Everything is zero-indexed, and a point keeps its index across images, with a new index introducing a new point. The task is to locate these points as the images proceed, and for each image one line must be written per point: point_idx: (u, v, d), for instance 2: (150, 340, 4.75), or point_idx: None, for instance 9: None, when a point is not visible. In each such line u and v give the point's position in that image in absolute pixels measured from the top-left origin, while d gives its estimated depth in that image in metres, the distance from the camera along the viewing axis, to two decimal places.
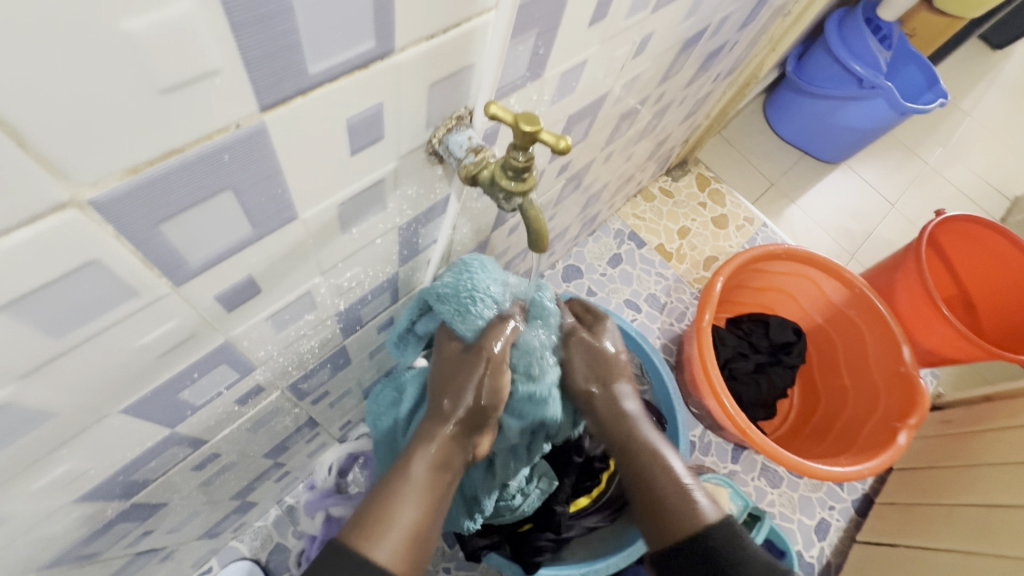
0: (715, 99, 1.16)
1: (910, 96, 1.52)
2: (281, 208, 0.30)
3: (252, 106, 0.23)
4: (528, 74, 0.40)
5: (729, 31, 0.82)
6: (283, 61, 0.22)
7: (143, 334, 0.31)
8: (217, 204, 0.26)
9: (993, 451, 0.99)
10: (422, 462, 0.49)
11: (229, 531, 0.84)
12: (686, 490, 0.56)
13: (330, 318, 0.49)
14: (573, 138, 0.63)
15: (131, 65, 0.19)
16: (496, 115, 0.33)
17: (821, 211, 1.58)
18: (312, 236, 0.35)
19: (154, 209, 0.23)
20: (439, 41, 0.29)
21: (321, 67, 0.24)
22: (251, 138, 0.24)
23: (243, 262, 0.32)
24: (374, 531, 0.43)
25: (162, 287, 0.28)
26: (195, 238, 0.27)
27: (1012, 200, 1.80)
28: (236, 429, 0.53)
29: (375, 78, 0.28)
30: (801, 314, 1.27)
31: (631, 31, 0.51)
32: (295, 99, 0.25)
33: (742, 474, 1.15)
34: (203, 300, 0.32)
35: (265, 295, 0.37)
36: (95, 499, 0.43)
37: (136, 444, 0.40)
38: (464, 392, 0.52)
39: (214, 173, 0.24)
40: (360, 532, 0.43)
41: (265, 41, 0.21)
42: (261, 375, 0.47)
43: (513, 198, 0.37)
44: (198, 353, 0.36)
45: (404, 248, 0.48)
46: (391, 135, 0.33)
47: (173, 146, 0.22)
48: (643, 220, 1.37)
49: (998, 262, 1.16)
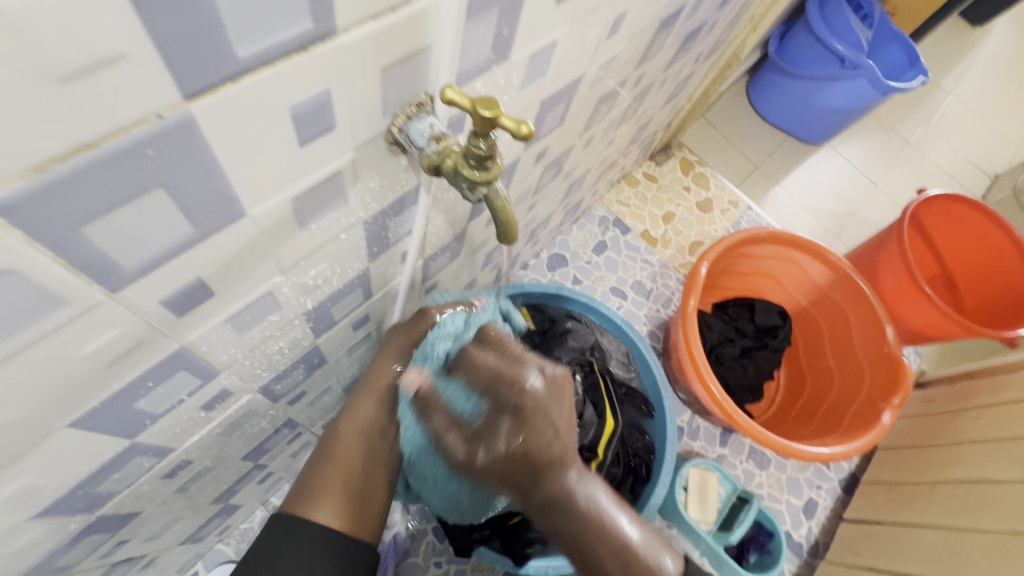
0: (696, 81, 1.14)
1: (892, 75, 1.51)
2: (226, 204, 0.28)
3: (174, 96, 0.21)
4: (493, 57, 0.38)
5: (708, 10, 0.80)
6: (205, 45, 0.20)
7: (83, 344, 0.29)
8: (148, 203, 0.24)
9: (975, 427, 1.01)
10: (353, 447, 0.49)
11: (214, 534, 0.83)
12: (640, 550, 0.52)
13: (298, 318, 0.47)
14: (548, 124, 0.61)
15: (17, 49, 0.17)
16: (453, 100, 0.31)
17: (805, 193, 1.58)
18: (267, 234, 0.33)
19: (70, 211, 0.22)
20: (388, 22, 0.27)
21: (251, 51, 0.22)
22: (178, 130, 0.22)
23: (189, 263, 0.30)
24: (312, 500, 0.46)
25: (97, 293, 0.26)
26: (126, 241, 0.25)
27: (993, 176, 1.81)
28: (207, 434, 0.51)
29: (318, 62, 0.26)
30: (787, 297, 1.27)
31: (602, 11, 0.49)
32: (225, 86, 0.23)
33: (730, 458, 1.15)
34: (147, 305, 0.30)
35: (220, 296, 0.35)
36: (56, 514, 0.41)
37: (94, 457, 0.38)
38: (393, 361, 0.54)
39: (138, 169, 0.23)
40: (301, 499, 0.46)
41: (181, 22, 0.19)
42: (227, 379, 0.45)
43: (478, 187, 0.35)
44: (151, 361, 0.34)
45: (372, 243, 0.46)
46: (344, 124, 0.31)
47: (84, 141, 0.20)
48: (627, 206, 1.36)
49: (980, 239, 1.16)
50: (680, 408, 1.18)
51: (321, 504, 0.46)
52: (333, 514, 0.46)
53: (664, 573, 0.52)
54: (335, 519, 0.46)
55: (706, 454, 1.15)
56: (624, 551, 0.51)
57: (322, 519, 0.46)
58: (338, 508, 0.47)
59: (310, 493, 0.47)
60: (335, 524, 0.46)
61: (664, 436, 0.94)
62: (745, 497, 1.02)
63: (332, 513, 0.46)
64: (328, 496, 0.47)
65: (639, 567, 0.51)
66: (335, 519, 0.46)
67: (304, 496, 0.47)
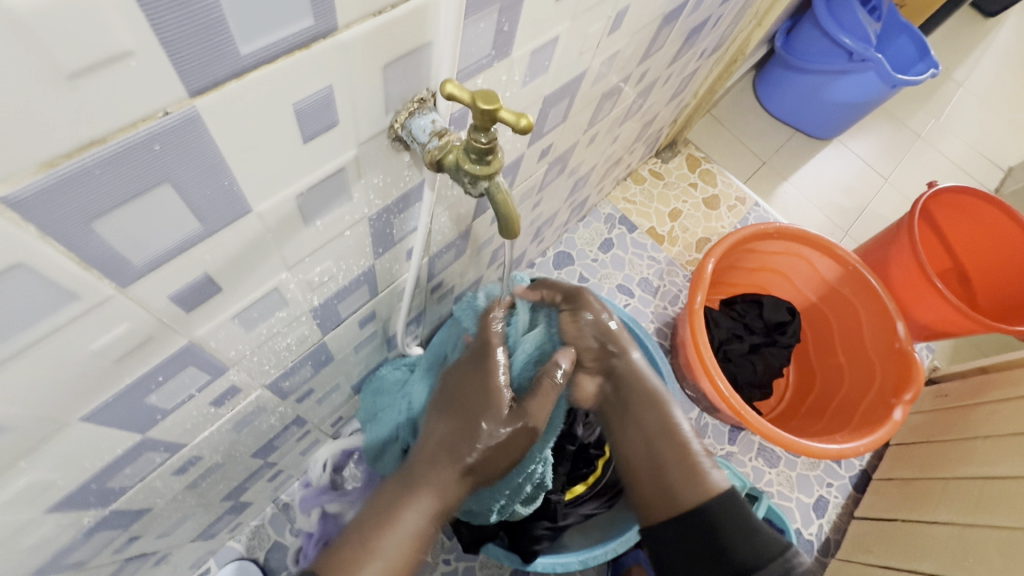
0: (701, 76, 1.14)
1: (901, 68, 1.50)
2: (232, 200, 0.29)
3: (179, 92, 0.22)
4: (494, 53, 0.39)
5: (712, 5, 0.80)
6: (207, 42, 0.21)
7: (93, 339, 0.29)
8: (155, 199, 0.25)
9: (989, 423, 0.99)
10: (417, 511, 0.50)
11: (225, 531, 0.84)
12: (697, 460, 0.59)
13: (305, 314, 0.47)
14: (551, 121, 0.61)
15: (25, 47, 0.17)
16: (452, 94, 0.31)
17: (814, 189, 1.57)
18: (272, 230, 0.34)
19: (80, 206, 0.22)
20: (388, 18, 0.28)
21: (253, 48, 0.23)
22: (183, 127, 0.23)
23: (196, 260, 0.30)
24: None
25: (106, 288, 0.27)
26: (134, 237, 0.26)
27: (1007, 169, 1.78)
28: (217, 430, 0.52)
29: (320, 59, 0.26)
30: (796, 293, 1.26)
31: (604, 6, 0.49)
32: (229, 83, 0.23)
33: (739, 455, 1.15)
34: (156, 301, 0.30)
35: (228, 292, 0.35)
36: (69, 508, 0.42)
37: (106, 452, 0.39)
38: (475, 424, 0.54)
39: (145, 166, 0.23)
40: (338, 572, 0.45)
41: (185, 20, 0.20)
42: (236, 375, 0.46)
43: (479, 182, 0.35)
44: (161, 356, 0.35)
45: (377, 240, 0.47)
46: (347, 120, 0.31)
47: (91, 137, 0.20)
48: (633, 204, 1.36)
49: (993, 233, 1.14)
50: (689, 405, 1.17)
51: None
52: None
53: (717, 485, 0.58)
54: None
55: (715, 451, 1.14)
56: (682, 458, 0.59)
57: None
58: None
59: (349, 568, 0.45)
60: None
61: None
62: (754, 494, 1.01)
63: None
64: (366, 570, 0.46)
65: (696, 477, 0.58)
66: None
67: (341, 567, 0.46)
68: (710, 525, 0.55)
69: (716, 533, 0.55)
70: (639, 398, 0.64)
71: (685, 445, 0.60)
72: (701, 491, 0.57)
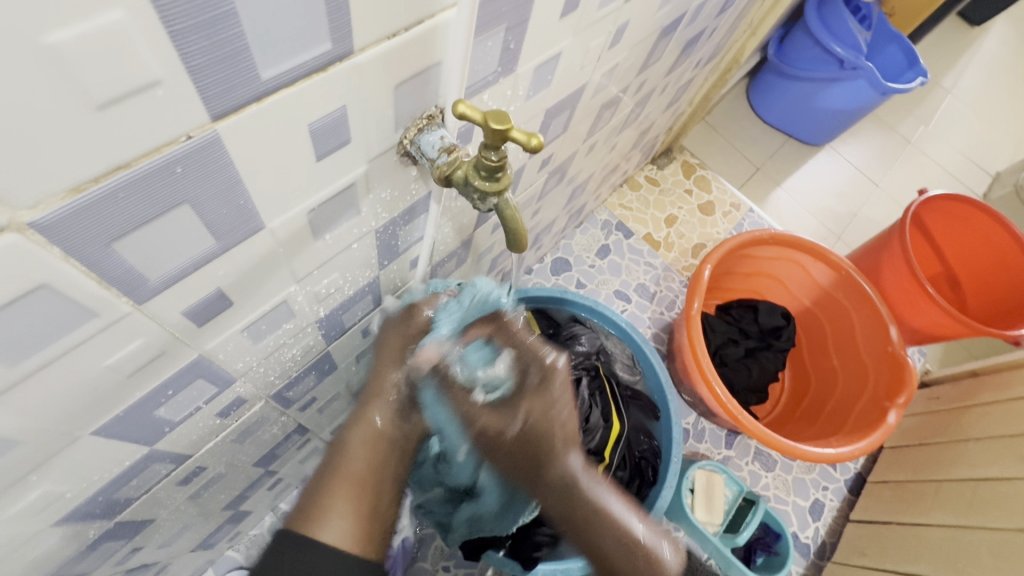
0: (697, 85, 1.15)
1: (892, 76, 1.52)
2: (246, 218, 0.29)
3: (202, 117, 0.22)
4: (500, 70, 0.39)
5: (708, 16, 0.81)
6: (231, 68, 0.21)
7: (108, 355, 0.29)
8: (175, 219, 0.25)
9: (981, 426, 1.01)
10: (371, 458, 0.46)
11: (224, 540, 0.84)
12: (641, 544, 0.53)
13: (311, 325, 0.48)
14: (552, 132, 0.62)
15: (60, 79, 0.18)
16: (465, 114, 0.32)
17: (807, 194, 1.59)
18: (283, 245, 0.34)
19: (103, 228, 0.23)
20: (402, 40, 0.28)
21: (274, 72, 0.23)
22: (205, 149, 0.23)
23: (210, 275, 0.31)
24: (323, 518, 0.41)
25: (123, 305, 0.27)
26: (153, 256, 0.26)
27: (994, 175, 1.81)
28: (222, 441, 0.52)
29: (337, 81, 0.27)
30: (790, 298, 1.28)
31: (606, 21, 0.50)
32: (250, 106, 0.24)
33: (736, 459, 1.16)
34: (170, 316, 0.31)
35: (238, 306, 0.36)
36: (75, 521, 0.42)
37: (114, 464, 0.39)
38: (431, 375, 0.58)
39: (166, 187, 0.24)
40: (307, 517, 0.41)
41: (211, 49, 0.20)
42: (241, 387, 0.46)
43: (488, 199, 0.36)
44: (171, 370, 0.35)
45: (382, 251, 0.47)
46: (358, 138, 0.32)
47: (117, 162, 0.21)
48: (630, 210, 1.37)
49: (982, 239, 1.16)
50: (685, 410, 1.18)
51: (330, 521, 0.41)
52: (343, 532, 0.41)
53: (666, 566, 0.53)
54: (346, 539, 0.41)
55: (712, 455, 1.15)
56: (628, 550, 0.53)
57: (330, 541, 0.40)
58: (344, 529, 0.41)
59: (313, 512, 0.42)
60: (345, 544, 0.41)
61: (670, 438, 0.95)
62: (751, 499, 1.02)
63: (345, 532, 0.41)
64: (336, 509, 0.42)
65: (643, 569, 0.52)
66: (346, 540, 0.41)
67: (312, 515, 0.41)
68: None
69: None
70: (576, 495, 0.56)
71: (628, 536, 0.54)
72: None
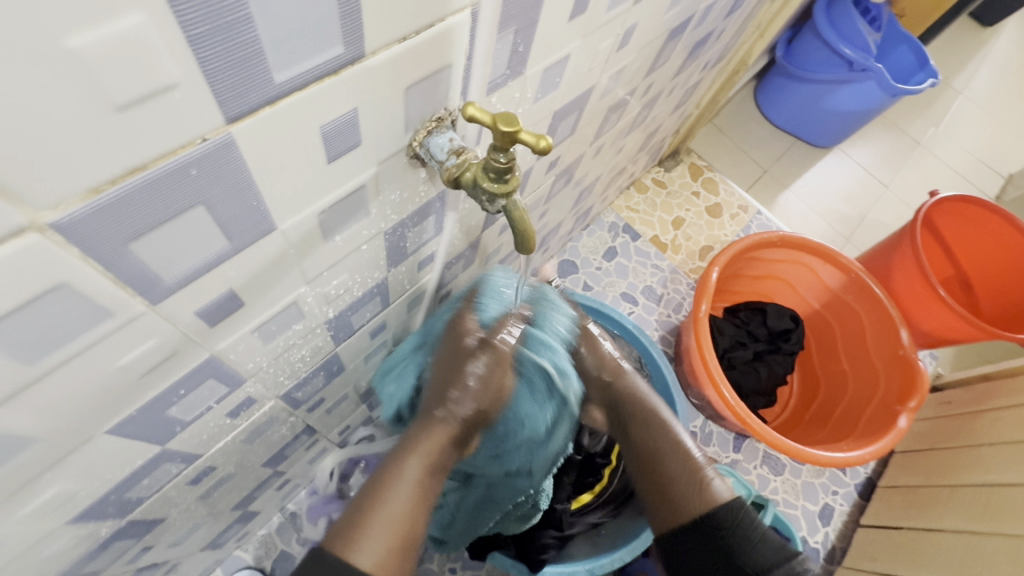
0: (704, 87, 1.15)
1: (902, 78, 1.51)
2: (258, 219, 0.30)
3: (217, 119, 0.22)
4: (509, 72, 0.40)
5: (716, 19, 0.81)
6: (245, 71, 0.22)
7: (122, 354, 0.30)
8: (189, 220, 0.26)
9: (994, 431, 0.99)
10: (409, 480, 0.49)
11: (233, 540, 0.84)
12: (699, 472, 0.62)
13: (320, 326, 0.48)
14: (560, 134, 0.62)
15: (81, 82, 0.18)
16: (474, 116, 0.32)
17: (816, 196, 1.58)
18: (294, 246, 0.35)
19: (120, 229, 0.23)
20: (413, 44, 0.29)
21: (287, 75, 0.24)
22: (219, 150, 0.24)
23: (222, 276, 0.31)
24: (359, 541, 0.44)
25: (138, 305, 0.28)
26: (169, 256, 0.27)
27: (1006, 177, 1.79)
28: (232, 441, 0.52)
29: (348, 83, 0.27)
30: (799, 301, 1.27)
31: (614, 24, 0.50)
32: (263, 109, 0.24)
33: (744, 463, 1.15)
34: (182, 316, 0.31)
35: (249, 307, 0.36)
36: (89, 519, 0.42)
37: (126, 463, 0.40)
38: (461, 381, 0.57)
39: (181, 189, 0.24)
40: (345, 541, 0.43)
41: (227, 52, 0.21)
42: (251, 387, 0.46)
43: (497, 200, 0.36)
44: (183, 369, 0.36)
45: (391, 252, 0.48)
46: (369, 140, 0.32)
47: (135, 163, 0.21)
48: (637, 212, 1.37)
49: (993, 240, 1.15)
50: (693, 413, 1.18)
51: (366, 547, 0.43)
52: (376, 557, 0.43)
53: (720, 492, 0.60)
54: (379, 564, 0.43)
55: (720, 459, 1.14)
56: (687, 469, 0.62)
57: (363, 565, 0.42)
58: (382, 555, 0.44)
59: (349, 535, 0.44)
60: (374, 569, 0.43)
61: None
62: (759, 503, 1.01)
63: (378, 558, 0.43)
64: (370, 534, 0.44)
65: (702, 483, 0.61)
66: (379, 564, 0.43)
67: (349, 536, 0.44)
68: (718, 530, 0.57)
69: (726, 540, 0.57)
70: (645, 423, 0.68)
71: (686, 458, 0.64)
72: (705, 500, 0.60)
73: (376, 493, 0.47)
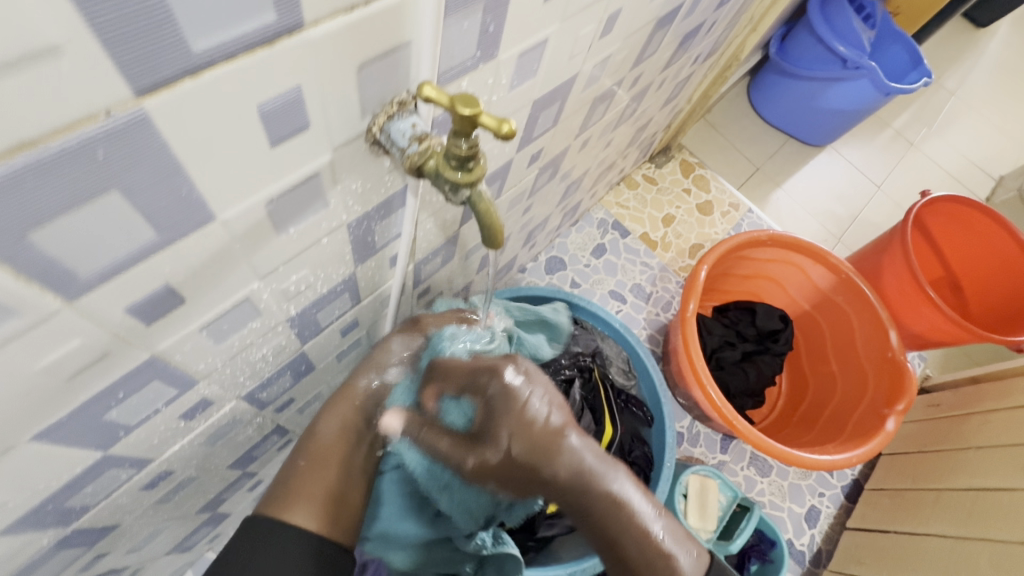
0: (696, 81, 1.13)
1: (895, 77, 1.50)
2: (192, 208, 0.27)
3: (124, 91, 0.20)
4: (479, 55, 0.37)
5: (707, 10, 0.79)
6: (153, 37, 0.19)
7: (40, 355, 0.27)
8: (102, 207, 0.23)
9: (982, 434, 0.98)
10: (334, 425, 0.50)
11: (203, 543, 0.81)
12: (659, 547, 0.44)
13: (281, 324, 0.45)
14: (541, 125, 0.59)
15: None
16: (432, 98, 0.30)
17: (808, 196, 1.56)
18: (239, 238, 0.32)
19: (14, 215, 0.20)
20: (362, 15, 0.26)
21: (208, 44, 0.21)
22: (130, 128, 0.21)
23: (155, 270, 0.28)
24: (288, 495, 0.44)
25: (52, 302, 0.25)
26: (82, 248, 0.24)
27: (998, 178, 1.79)
28: (189, 444, 0.49)
29: (287, 58, 0.24)
30: (788, 301, 1.25)
31: (596, 7, 0.47)
32: (182, 82, 0.21)
33: (731, 464, 1.14)
34: (110, 314, 0.28)
35: (192, 304, 0.33)
36: (24, 529, 0.39)
37: (64, 471, 0.37)
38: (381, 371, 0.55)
39: (87, 171, 0.21)
40: (280, 501, 0.44)
41: (124, 11, 0.18)
42: (206, 389, 0.44)
43: (461, 190, 0.33)
44: (119, 371, 0.33)
45: (358, 247, 0.45)
46: (319, 123, 0.29)
47: (23, 140, 0.19)
48: (627, 209, 1.34)
49: (985, 243, 1.14)
50: (680, 414, 1.16)
51: (297, 506, 0.44)
52: (309, 516, 0.44)
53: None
54: (315, 521, 0.44)
55: (706, 460, 1.13)
56: (650, 557, 0.44)
57: (298, 523, 0.43)
58: (312, 511, 0.44)
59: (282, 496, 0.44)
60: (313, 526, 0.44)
61: (663, 443, 0.92)
62: (745, 505, 0.99)
63: (315, 512, 0.44)
64: (302, 493, 0.45)
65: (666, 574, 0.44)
66: (315, 522, 0.44)
67: (280, 498, 0.44)
68: None
69: None
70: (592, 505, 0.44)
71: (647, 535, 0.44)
72: None
73: (307, 443, 0.48)
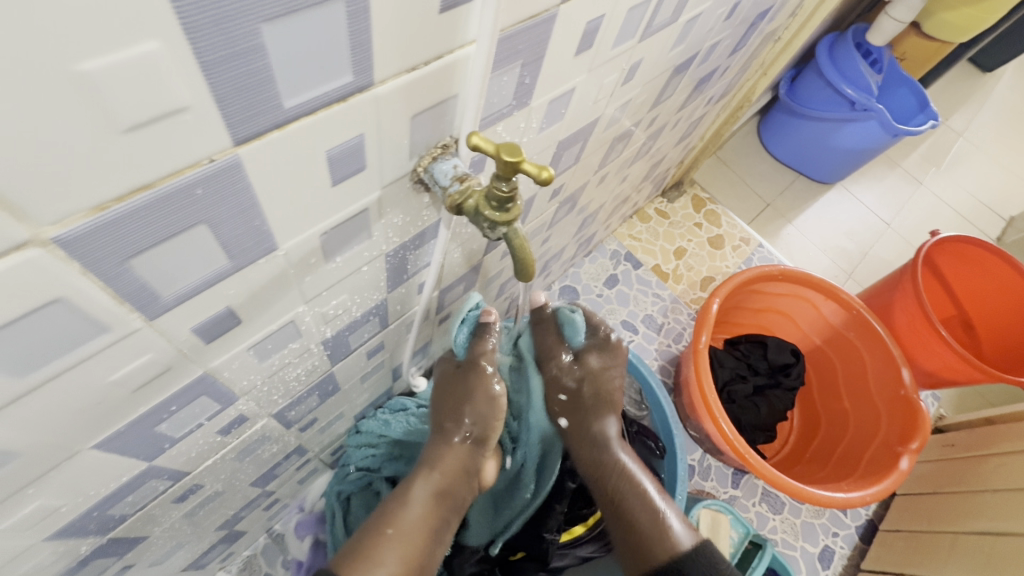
0: (708, 121, 1.18)
1: (902, 119, 1.54)
2: (261, 238, 0.30)
3: (224, 141, 0.23)
4: (514, 103, 0.40)
5: (720, 57, 0.83)
6: (254, 96, 0.22)
7: (116, 369, 0.30)
8: (192, 238, 0.26)
9: (997, 476, 0.97)
10: (420, 490, 0.56)
11: (216, 561, 0.82)
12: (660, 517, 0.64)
13: (316, 346, 0.48)
14: (563, 163, 0.63)
15: (91, 106, 0.18)
16: (477, 146, 0.33)
17: (819, 232, 1.59)
18: (294, 266, 0.35)
19: (121, 246, 0.23)
20: (420, 73, 0.29)
21: (296, 101, 0.24)
22: (223, 172, 0.24)
23: (221, 293, 0.31)
24: (369, 560, 0.48)
25: (134, 321, 0.28)
26: (169, 273, 0.27)
27: (1008, 219, 1.80)
28: (220, 460, 0.51)
29: (355, 110, 0.28)
30: (800, 336, 1.26)
31: (620, 59, 0.51)
32: (270, 133, 0.24)
33: (743, 499, 1.13)
34: (179, 333, 0.31)
35: (246, 325, 0.36)
36: (68, 535, 0.41)
37: (112, 479, 0.39)
38: (461, 415, 0.60)
39: (186, 208, 0.24)
40: (354, 558, 0.48)
41: (237, 78, 0.21)
42: (243, 406, 0.46)
43: (498, 228, 0.36)
44: (176, 385, 0.35)
45: (392, 275, 0.48)
46: (373, 165, 0.33)
47: (142, 183, 0.22)
48: (639, 241, 1.37)
49: (996, 282, 1.15)
50: (691, 446, 1.16)
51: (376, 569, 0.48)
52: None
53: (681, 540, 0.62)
54: None
55: (717, 495, 1.12)
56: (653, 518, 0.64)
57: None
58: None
59: (359, 556, 0.49)
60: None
61: (676, 476, 0.91)
62: (757, 542, 0.98)
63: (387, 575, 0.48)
64: (384, 562, 0.49)
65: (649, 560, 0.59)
66: None
67: (356, 559, 0.48)
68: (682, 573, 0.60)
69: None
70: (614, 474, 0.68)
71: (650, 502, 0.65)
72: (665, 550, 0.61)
73: (392, 516, 0.53)
